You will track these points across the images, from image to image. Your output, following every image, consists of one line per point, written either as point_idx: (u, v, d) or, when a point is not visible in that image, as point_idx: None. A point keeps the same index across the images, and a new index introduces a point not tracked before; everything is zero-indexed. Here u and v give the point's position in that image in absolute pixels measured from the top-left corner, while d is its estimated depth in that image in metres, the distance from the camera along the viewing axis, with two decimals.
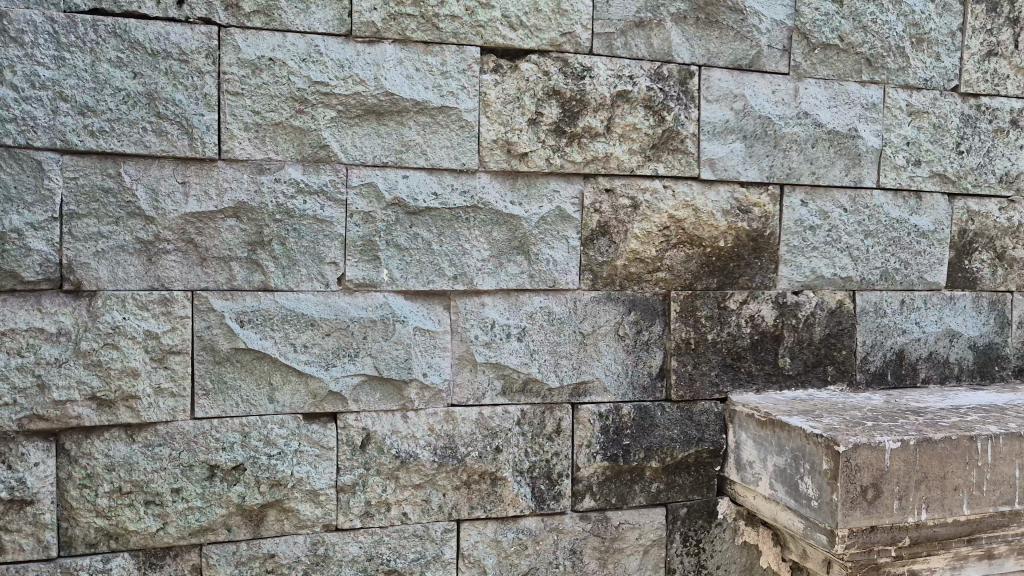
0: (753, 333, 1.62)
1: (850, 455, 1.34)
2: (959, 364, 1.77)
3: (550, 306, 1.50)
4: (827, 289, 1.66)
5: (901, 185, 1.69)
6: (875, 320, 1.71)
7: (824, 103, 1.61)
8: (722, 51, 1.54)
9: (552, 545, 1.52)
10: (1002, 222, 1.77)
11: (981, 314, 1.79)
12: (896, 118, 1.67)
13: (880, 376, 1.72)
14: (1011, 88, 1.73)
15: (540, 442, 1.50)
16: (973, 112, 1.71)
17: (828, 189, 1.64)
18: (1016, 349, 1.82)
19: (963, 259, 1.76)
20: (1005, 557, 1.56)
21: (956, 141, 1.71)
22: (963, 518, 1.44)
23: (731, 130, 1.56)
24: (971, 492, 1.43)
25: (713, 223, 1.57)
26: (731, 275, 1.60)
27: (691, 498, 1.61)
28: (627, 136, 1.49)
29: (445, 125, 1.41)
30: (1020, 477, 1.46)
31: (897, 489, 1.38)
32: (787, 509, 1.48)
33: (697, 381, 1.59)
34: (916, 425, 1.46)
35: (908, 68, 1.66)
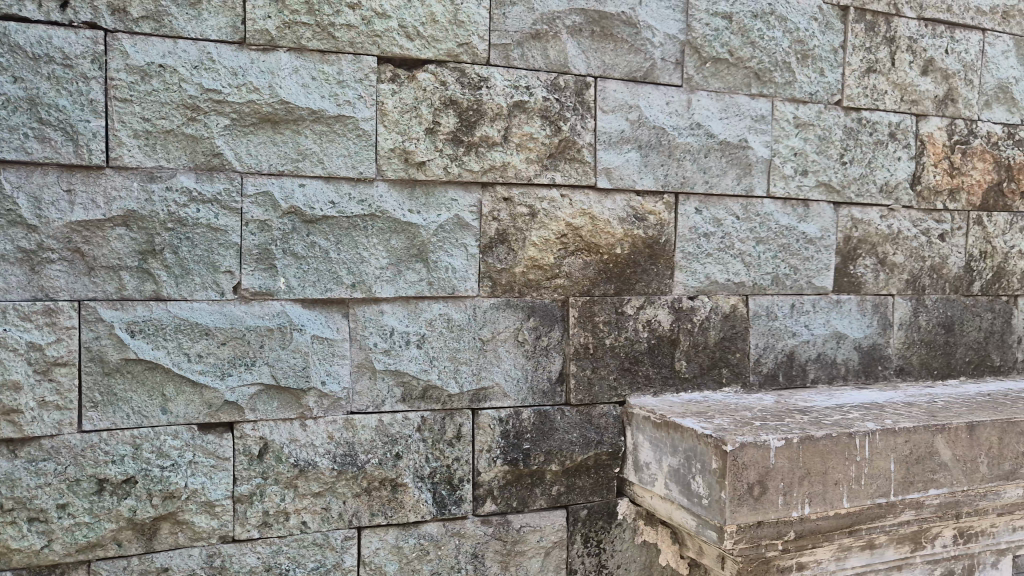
0: (650, 337, 1.67)
1: (737, 453, 1.39)
2: (845, 364, 1.86)
3: (449, 313, 1.52)
4: (721, 294, 1.72)
5: (789, 194, 1.76)
6: (767, 324, 1.78)
7: (715, 115, 1.67)
8: (617, 63, 1.59)
9: (453, 549, 1.54)
10: (883, 229, 1.87)
11: (865, 317, 1.88)
12: (784, 129, 1.74)
13: (772, 376, 1.79)
14: (889, 103, 1.84)
15: (441, 447, 1.53)
16: (855, 125, 1.81)
17: (721, 197, 1.70)
18: (898, 349, 1.92)
19: (848, 265, 1.85)
20: (884, 547, 1.70)
21: (840, 152, 1.80)
22: (844, 511, 1.52)
23: (626, 140, 1.61)
24: (850, 486, 1.51)
25: (609, 230, 1.61)
26: (628, 281, 1.64)
27: (591, 500, 1.65)
28: (524, 146, 1.53)
29: (342, 134, 1.42)
30: (895, 470, 1.55)
31: (782, 485, 1.44)
32: (681, 507, 1.53)
33: (595, 385, 1.63)
34: (800, 423, 1.53)
35: (795, 83, 1.74)
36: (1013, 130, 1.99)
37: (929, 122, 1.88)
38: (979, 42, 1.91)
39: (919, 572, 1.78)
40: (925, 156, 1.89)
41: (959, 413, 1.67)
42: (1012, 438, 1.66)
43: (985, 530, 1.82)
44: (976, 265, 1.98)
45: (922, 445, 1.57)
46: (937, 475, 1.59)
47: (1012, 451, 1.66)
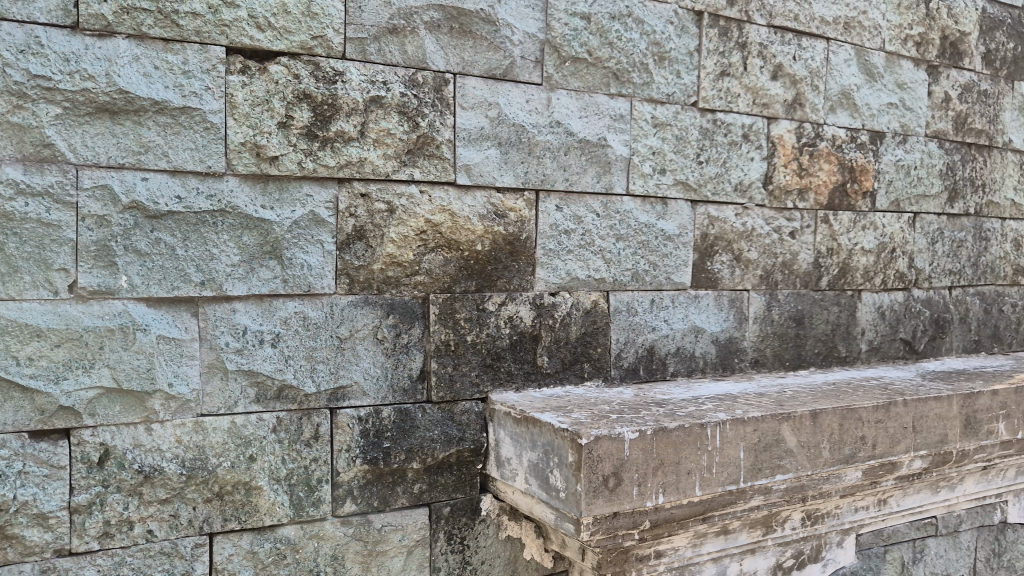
0: (511, 333, 1.70)
1: (592, 447, 1.42)
2: (704, 357, 1.93)
3: (305, 311, 1.49)
4: (582, 290, 1.77)
5: (648, 192, 1.81)
6: (627, 319, 1.82)
7: (575, 113, 1.72)
8: (476, 60, 1.61)
9: (311, 552, 1.51)
10: (738, 227, 1.95)
11: (722, 311, 1.95)
12: (642, 129, 1.79)
13: (633, 370, 1.84)
14: (742, 105, 1.92)
15: (297, 448, 1.50)
16: (710, 125, 1.88)
17: (581, 195, 1.74)
18: (753, 341, 2.01)
19: (705, 261, 1.91)
20: (738, 532, 1.78)
21: (697, 152, 1.86)
22: (697, 498, 1.57)
23: (486, 137, 1.63)
24: (702, 475, 1.56)
25: (469, 227, 1.64)
26: (489, 277, 1.67)
27: (454, 497, 1.66)
28: (381, 142, 1.53)
29: (187, 126, 1.36)
30: (744, 458, 1.61)
31: (636, 476, 1.48)
32: (540, 501, 1.55)
33: (456, 381, 1.65)
34: (655, 415, 1.57)
35: (652, 83, 1.80)
36: (856, 134, 2.12)
37: (780, 125, 1.98)
38: (823, 50, 2.03)
39: (771, 553, 1.90)
40: (776, 157, 1.99)
41: (804, 402, 1.76)
42: (851, 424, 1.76)
43: (830, 512, 1.93)
44: (823, 261, 2.11)
45: (770, 433, 1.64)
46: (783, 461, 1.67)
47: (851, 437, 1.76)
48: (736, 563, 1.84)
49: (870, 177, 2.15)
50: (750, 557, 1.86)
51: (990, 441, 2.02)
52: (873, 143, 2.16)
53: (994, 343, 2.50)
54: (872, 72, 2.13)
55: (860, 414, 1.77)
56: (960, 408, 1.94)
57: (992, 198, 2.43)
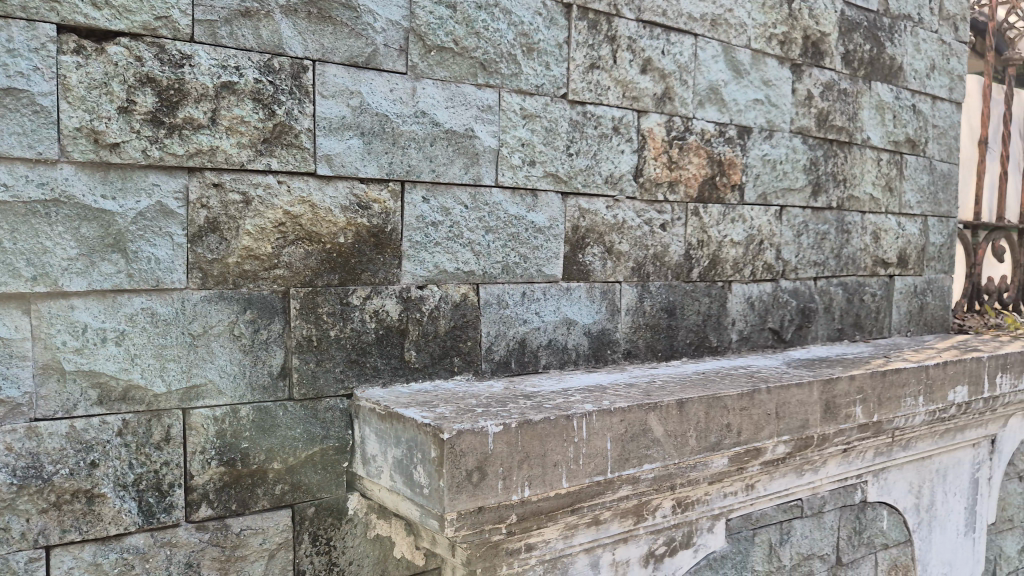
0: (377, 328, 1.67)
1: (454, 441, 1.40)
2: (576, 349, 1.95)
3: (152, 307, 1.41)
4: (451, 283, 1.76)
5: (517, 183, 1.82)
6: (497, 312, 1.82)
7: (441, 103, 1.70)
8: (337, 47, 1.56)
9: (163, 561, 1.44)
10: (609, 219, 1.98)
11: (594, 303, 1.97)
12: (510, 120, 1.79)
13: (504, 364, 1.85)
14: (612, 98, 1.95)
15: (146, 452, 1.42)
16: (580, 118, 1.90)
17: (449, 186, 1.73)
18: (626, 333, 2.04)
19: (577, 253, 1.93)
20: (609, 522, 1.80)
21: (566, 144, 1.88)
22: (564, 491, 1.57)
23: (348, 126, 1.59)
24: (569, 466, 1.57)
25: (331, 219, 1.60)
26: (353, 270, 1.63)
27: (319, 497, 1.61)
28: (235, 129, 1.46)
29: (14, 109, 1.26)
30: (612, 449, 1.63)
31: (501, 470, 1.47)
32: (406, 498, 1.52)
33: (320, 378, 1.60)
34: (521, 408, 1.57)
35: (520, 75, 1.80)
36: (724, 129, 2.18)
37: (649, 118, 2.02)
38: (691, 46, 2.08)
39: (643, 541, 1.92)
40: (645, 150, 2.02)
41: (671, 391, 1.79)
42: (717, 412, 1.79)
43: (700, 499, 1.97)
44: (694, 253, 2.15)
45: (636, 423, 1.66)
46: (651, 450, 1.69)
47: (717, 424, 1.80)
48: (609, 553, 1.86)
49: (738, 170, 2.21)
50: (622, 546, 1.88)
51: (848, 425, 2.11)
52: (741, 137, 2.22)
53: (856, 331, 2.62)
54: (739, 69, 2.19)
55: (725, 402, 1.80)
56: (820, 394, 2.01)
57: (852, 192, 2.54)
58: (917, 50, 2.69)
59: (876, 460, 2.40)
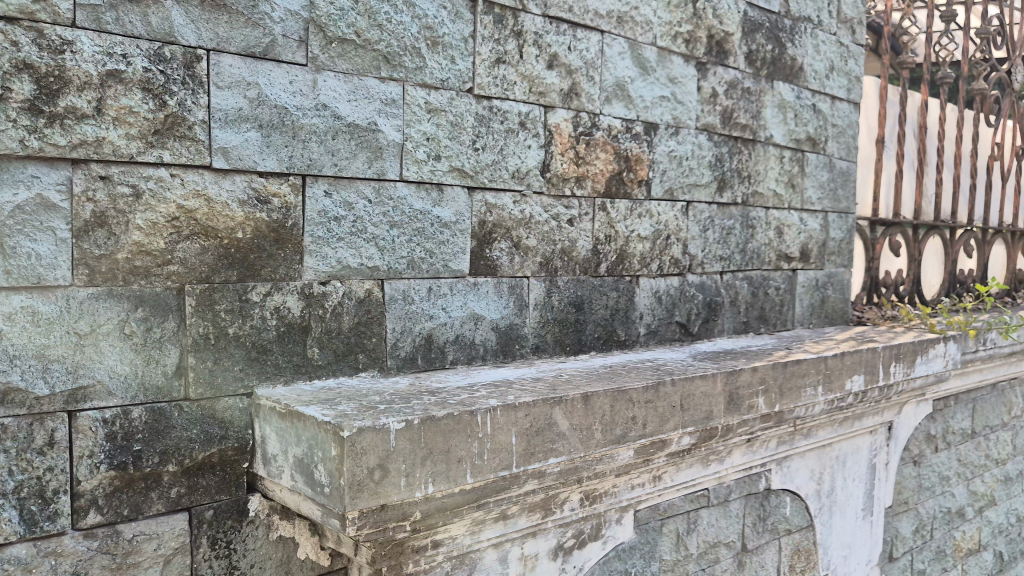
0: (279, 325, 1.63)
1: (355, 439, 1.38)
2: (484, 344, 1.96)
3: (34, 305, 1.35)
4: (355, 279, 1.74)
5: (422, 178, 1.81)
6: (403, 308, 1.82)
7: (343, 96, 1.67)
8: (232, 36, 1.52)
9: (48, 571, 1.37)
10: (516, 214, 1.99)
11: (501, 298, 1.99)
12: (415, 114, 1.78)
13: (411, 359, 1.84)
14: (518, 94, 1.95)
15: (28, 458, 1.35)
16: (486, 113, 1.90)
17: (352, 180, 1.70)
18: (534, 328, 2.06)
19: (484, 248, 1.94)
20: (517, 516, 1.80)
21: (473, 138, 1.88)
22: (468, 487, 1.57)
23: (245, 118, 1.55)
24: (473, 462, 1.56)
25: (228, 213, 1.55)
26: (252, 267, 1.59)
27: (218, 499, 1.56)
28: (123, 120, 1.40)
29: None
30: (516, 443, 1.63)
31: (403, 467, 1.45)
32: (307, 498, 1.49)
33: (218, 377, 1.55)
34: (425, 404, 1.56)
35: (425, 68, 1.78)
36: (630, 125, 2.21)
37: (556, 114, 2.03)
38: (597, 42, 2.10)
39: (551, 535, 1.94)
40: (552, 145, 2.04)
41: (577, 385, 1.80)
42: (622, 405, 1.82)
43: (608, 491, 1.99)
44: (601, 248, 2.18)
45: (541, 417, 1.66)
46: (556, 444, 1.70)
47: (623, 417, 1.82)
48: (517, 547, 1.86)
49: (644, 166, 2.25)
50: (531, 540, 1.89)
51: (751, 416, 2.16)
52: (647, 134, 2.25)
53: (761, 324, 2.69)
54: (645, 66, 2.22)
55: (630, 395, 1.83)
56: (724, 386, 2.05)
57: (757, 188, 2.61)
58: (817, 52, 2.78)
59: (779, 448, 2.47)
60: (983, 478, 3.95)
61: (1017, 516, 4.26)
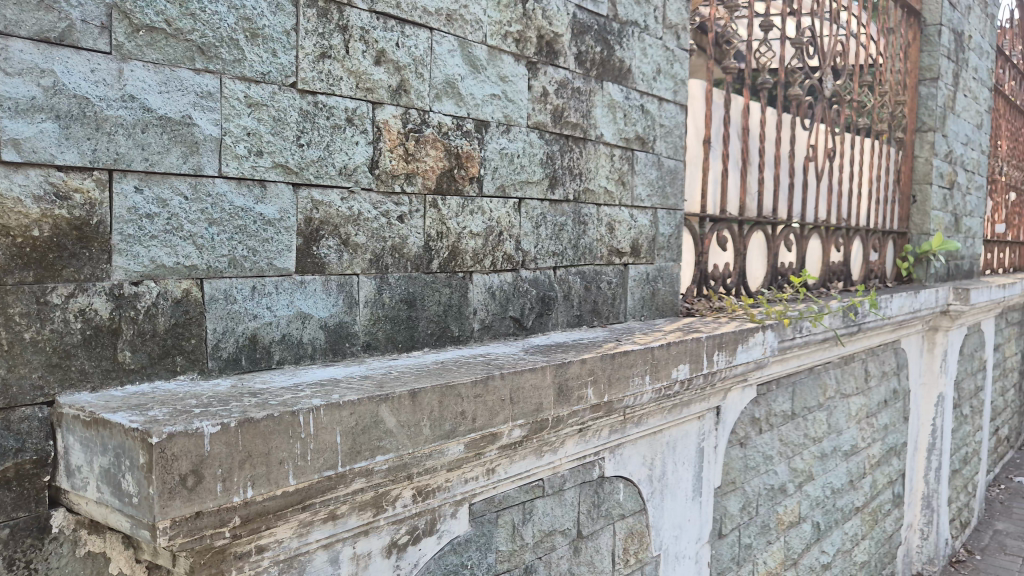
0: (84, 328, 1.54)
1: (164, 445, 1.32)
2: (312, 343, 1.94)
3: None
4: (171, 279, 1.66)
5: (243, 174, 1.75)
6: (225, 308, 1.76)
7: (153, 87, 1.60)
8: (22, 20, 1.42)
9: None
10: (344, 211, 1.97)
11: (330, 296, 1.96)
12: (233, 108, 1.72)
13: (234, 360, 1.79)
14: (344, 89, 1.93)
15: None
16: (311, 108, 1.86)
17: (165, 176, 1.63)
18: (364, 325, 2.05)
19: (311, 246, 1.91)
20: (347, 516, 1.78)
21: (296, 134, 1.84)
22: (291, 489, 1.54)
23: (40, 109, 1.45)
24: (295, 463, 1.53)
25: (22, 210, 1.44)
26: (51, 266, 1.49)
27: (14, 517, 1.46)
28: None
29: None
30: (342, 443, 1.61)
31: (219, 472, 1.40)
32: (114, 509, 1.42)
33: (12, 386, 1.44)
34: (244, 406, 1.52)
35: (244, 61, 1.73)
36: (461, 122, 2.23)
37: (385, 111, 2.02)
38: (426, 40, 2.11)
39: (384, 532, 1.93)
40: (381, 142, 2.03)
41: (406, 382, 1.80)
42: (451, 400, 1.83)
43: (441, 486, 2.01)
44: (433, 245, 2.19)
45: (367, 415, 1.65)
46: (383, 441, 1.70)
47: (451, 412, 1.84)
48: (348, 547, 1.84)
49: (475, 163, 2.28)
50: (363, 538, 1.87)
51: (581, 406, 2.24)
52: (478, 131, 2.28)
53: (593, 317, 2.79)
54: (475, 64, 2.25)
55: (459, 390, 1.85)
56: (553, 378, 2.11)
57: (587, 185, 2.70)
58: (644, 55, 2.90)
59: (611, 437, 2.57)
60: (803, 456, 4.26)
61: (832, 489, 4.62)
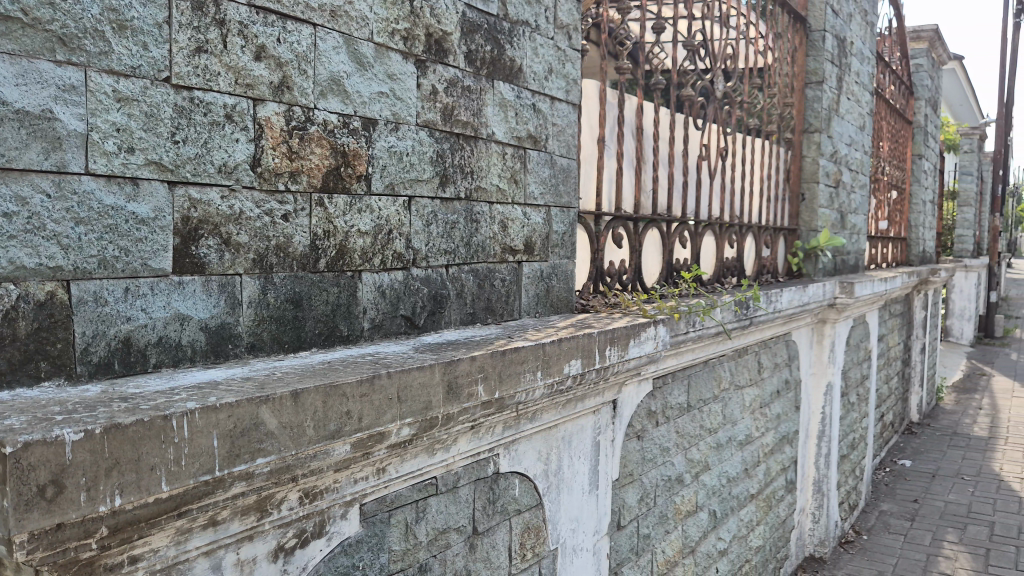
0: None
1: (20, 455, 1.26)
2: (192, 345, 1.88)
3: None
4: (33, 281, 1.59)
5: (112, 171, 1.69)
6: (94, 310, 1.69)
7: (9, 80, 1.53)
8: None
9: None
10: (224, 210, 1.91)
11: (211, 297, 1.91)
12: (100, 102, 1.66)
13: (106, 365, 1.72)
14: (223, 85, 1.88)
15: None
16: (186, 104, 1.81)
17: (24, 173, 1.56)
18: (248, 326, 2.01)
19: (190, 245, 1.86)
20: (229, 521, 1.74)
21: (171, 130, 1.78)
22: (164, 496, 1.49)
23: None
24: (168, 469, 1.49)
25: None
26: None
27: None
28: None
29: None
30: (219, 447, 1.57)
31: (83, 480, 1.35)
32: None
33: None
34: (112, 412, 1.46)
35: (111, 54, 1.66)
36: (347, 120, 2.20)
37: (266, 108, 1.99)
38: (310, 36, 2.07)
39: (270, 536, 1.89)
40: (263, 140, 1.99)
41: (288, 383, 1.77)
42: (335, 400, 1.81)
43: (329, 487, 1.99)
44: (320, 244, 2.16)
45: (246, 418, 1.62)
46: (264, 444, 1.66)
47: (336, 413, 1.82)
48: (231, 553, 1.80)
49: (362, 162, 2.26)
50: (247, 544, 1.83)
51: (471, 403, 2.25)
52: (365, 129, 2.26)
53: (487, 314, 2.81)
54: (361, 61, 2.23)
55: (344, 390, 1.83)
56: (442, 376, 2.12)
57: (479, 183, 2.71)
58: (535, 54, 2.94)
59: (504, 433, 2.60)
60: (699, 447, 4.38)
61: (727, 478, 4.78)
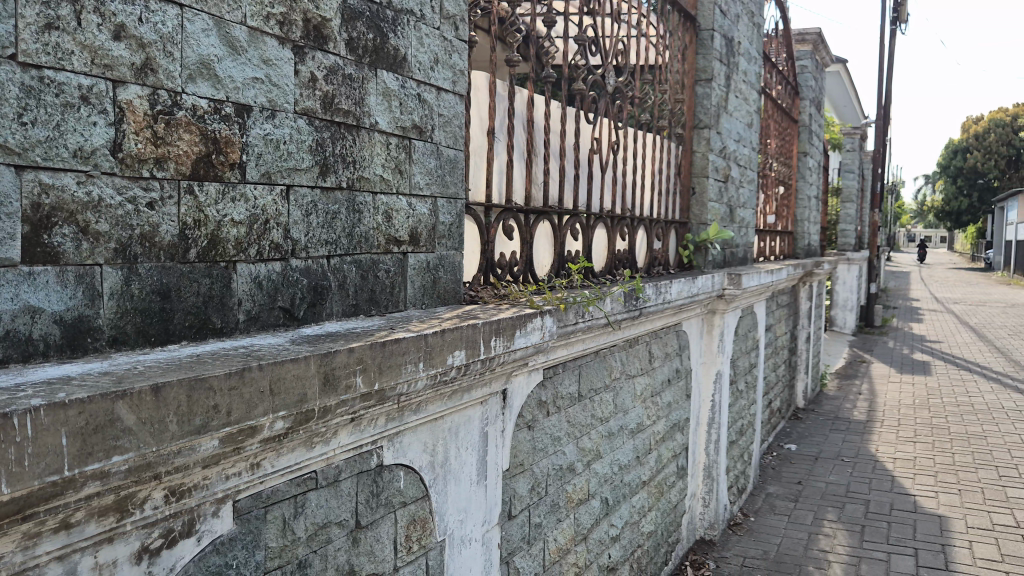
0: None
1: None
2: (45, 339, 1.79)
3: None
4: None
5: None
6: None
7: None
8: None
9: None
10: (80, 196, 1.82)
11: (66, 289, 1.82)
12: None
13: None
14: (77, 64, 1.79)
15: None
16: (35, 83, 1.72)
17: None
18: (110, 319, 1.93)
19: (41, 233, 1.76)
20: (85, 523, 1.67)
21: (17, 111, 1.69)
22: (5, 498, 1.42)
23: None
24: (10, 470, 1.41)
25: None
26: None
27: None
28: None
29: None
30: (69, 445, 1.50)
31: None
32: None
33: None
34: None
35: None
36: (219, 106, 2.13)
37: (127, 90, 1.90)
38: (176, 16, 1.99)
39: (133, 538, 1.81)
40: (124, 123, 1.90)
41: (148, 377, 1.71)
42: (201, 394, 1.76)
43: (197, 484, 1.92)
44: (189, 233, 2.09)
45: (100, 413, 1.55)
46: (120, 440, 1.60)
47: (201, 407, 1.76)
48: (88, 556, 1.72)
49: (235, 149, 2.19)
50: (106, 546, 1.75)
51: (349, 396, 2.22)
52: (239, 116, 2.19)
53: (371, 306, 2.78)
54: (234, 45, 2.16)
55: (211, 383, 1.77)
56: (318, 367, 2.08)
57: (362, 173, 2.67)
58: (420, 44, 2.91)
59: (387, 426, 2.58)
60: (590, 436, 4.46)
61: (619, 466, 4.87)
